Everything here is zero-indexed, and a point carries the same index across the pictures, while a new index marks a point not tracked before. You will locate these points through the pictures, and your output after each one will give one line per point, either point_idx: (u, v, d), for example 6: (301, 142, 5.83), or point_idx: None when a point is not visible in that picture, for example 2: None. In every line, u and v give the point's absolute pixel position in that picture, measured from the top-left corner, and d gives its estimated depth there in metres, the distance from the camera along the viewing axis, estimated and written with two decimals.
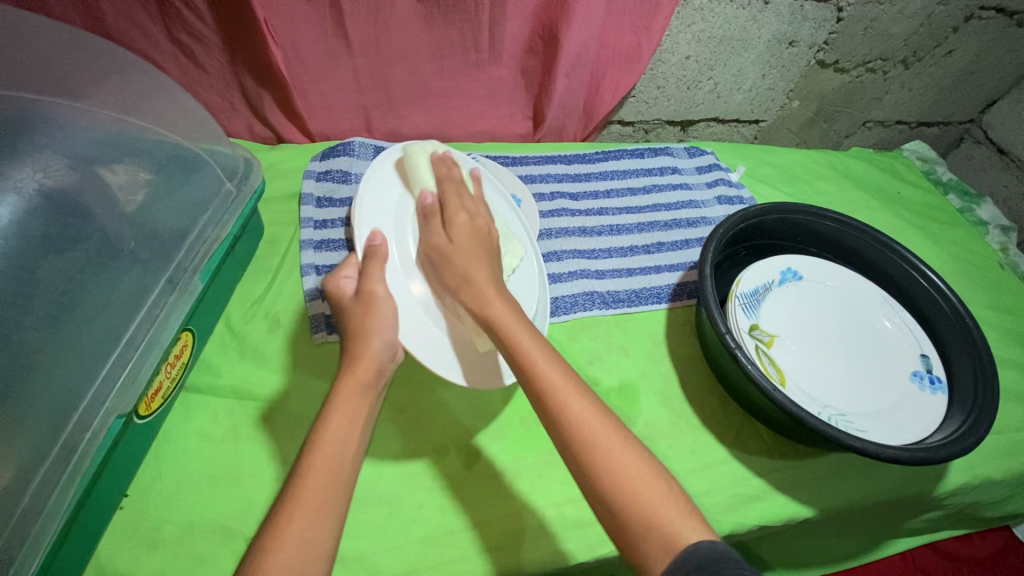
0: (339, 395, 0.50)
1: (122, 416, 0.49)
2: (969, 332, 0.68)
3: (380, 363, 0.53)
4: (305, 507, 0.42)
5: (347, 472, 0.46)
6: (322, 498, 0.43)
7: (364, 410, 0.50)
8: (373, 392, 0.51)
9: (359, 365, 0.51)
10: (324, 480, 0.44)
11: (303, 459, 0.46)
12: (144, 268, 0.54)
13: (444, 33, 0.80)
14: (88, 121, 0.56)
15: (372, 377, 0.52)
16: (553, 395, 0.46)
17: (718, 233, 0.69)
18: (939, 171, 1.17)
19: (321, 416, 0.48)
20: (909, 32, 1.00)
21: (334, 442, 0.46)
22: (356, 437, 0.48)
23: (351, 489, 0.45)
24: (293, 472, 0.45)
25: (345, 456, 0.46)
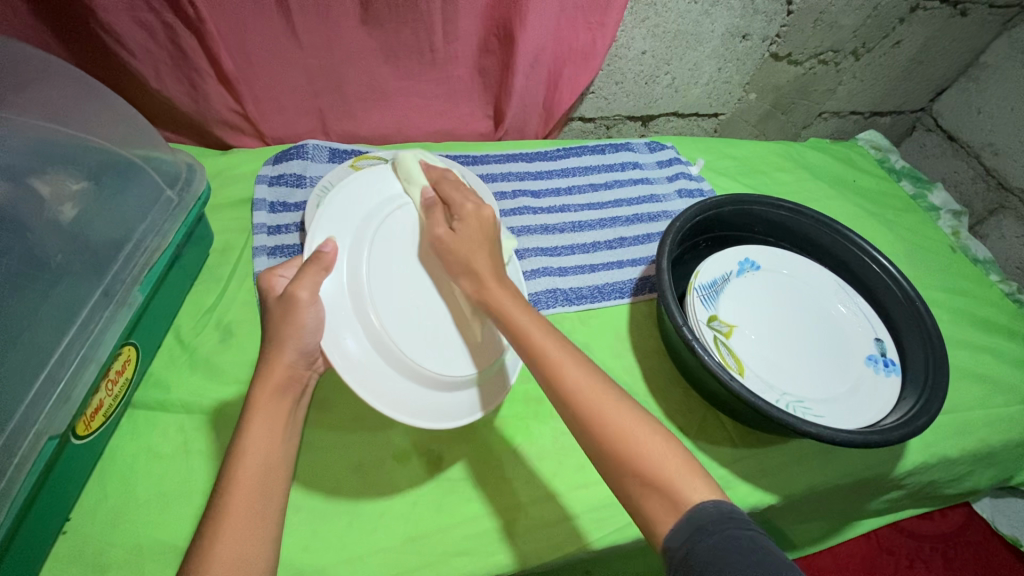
0: (256, 409, 0.48)
1: (55, 438, 0.47)
2: (920, 315, 0.70)
3: (295, 370, 0.50)
4: (234, 520, 0.43)
5: (276, 481, 0.46)
6: (255, 508, 0.44)
7: (282, 418, 0.48)
8: (291, 401, 0.49)
9: (272, 371, 0.49)
10: (251, 493, 0.44)
11: (227, 473, 0.45)
12: (77, 280, 0.52)
13: (396, 33, 0.79)
14: (7, 130, 0.53)
15: (286, 386, 0.49)
16: (530, 325, 0.51)
17: (675, 226, 0.70)
18: (893, 158, 1.19)
19: (239, 429, 0.47)
20: (857, 24, 1.02)
21: (257, 454, 0.46)
22: (280, 446, 0.47)
23: (282, 497, 0.46)
24: (220, 484, 0.45)
25: (269, 466, 0.46)
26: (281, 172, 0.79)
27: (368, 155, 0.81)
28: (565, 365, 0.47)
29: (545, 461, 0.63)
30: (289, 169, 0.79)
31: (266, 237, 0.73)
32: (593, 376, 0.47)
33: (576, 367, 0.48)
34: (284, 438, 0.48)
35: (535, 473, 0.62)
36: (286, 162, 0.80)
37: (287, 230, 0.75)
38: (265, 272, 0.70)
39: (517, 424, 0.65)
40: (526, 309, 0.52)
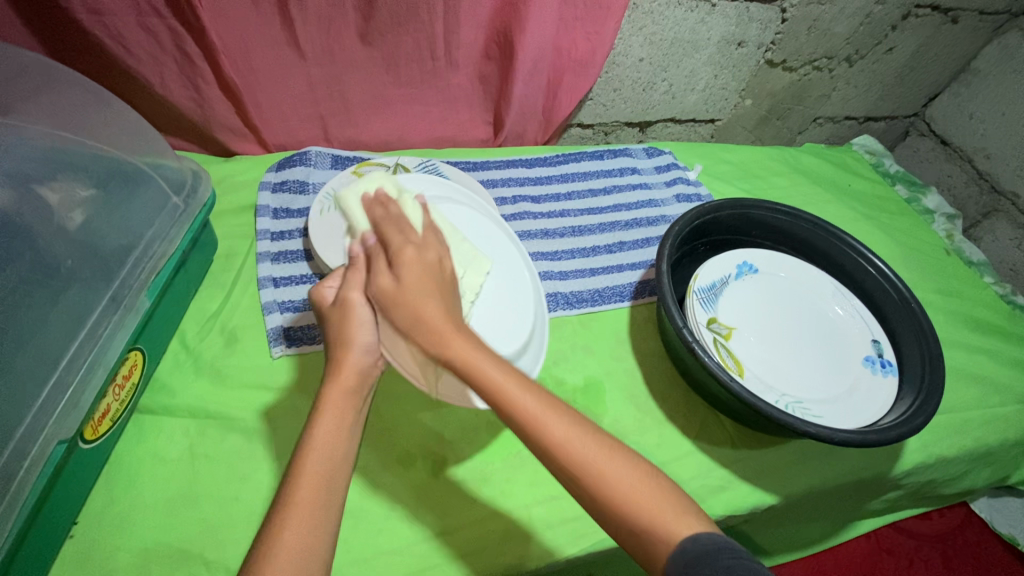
0: (326, 401, 0.47)
1: (64, 442, 0.47)
2: (916, 316, 0.71)
3: (363, 368, 0.48)
4: (300, 511, 0.42)
5: (341, 478, 0.44)
6: (322, 503, 0.43)
7: (354, 414, 0.47)
8: (360, 399, 0.48)
9: (342, 369, 0.48)
10: (317, 488, 0.43)
11: (294, 465, 0.44)
12: (85, 286, 0.53)
13: (398, 41, 0.80)
14: (20, 137, 0.54)
15: (357, 384, 0.48)
16: (472, 356, 0.44)
17: (674, 230, 0.71)
18: (887, 162, 1.21)
19: (309, 421, 0.46)
20: (850, 31, 1.04)
21: (330, 448, 0.45)
22: (345, 443, 0.46)
23: (342, 496, 0.44)
24: (291, 472, 0.44)
25: (334, 462, 0.45)
26: (285, 179, 0.80)
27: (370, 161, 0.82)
28: (531, 403, 0.44)
29: None
30: (293, 175, 0.81)
31: (269, 243, 0.74)
32: (572, 425, 0.44)
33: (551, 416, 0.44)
34: (353, 434, 0.47)
35: (538, 475, 0.63)
36: (288, 169, 0.81)
37: (290, 236, 0.75)
38: (269, 277, 0.71)
39: None
40: (476, 336, 0.46)
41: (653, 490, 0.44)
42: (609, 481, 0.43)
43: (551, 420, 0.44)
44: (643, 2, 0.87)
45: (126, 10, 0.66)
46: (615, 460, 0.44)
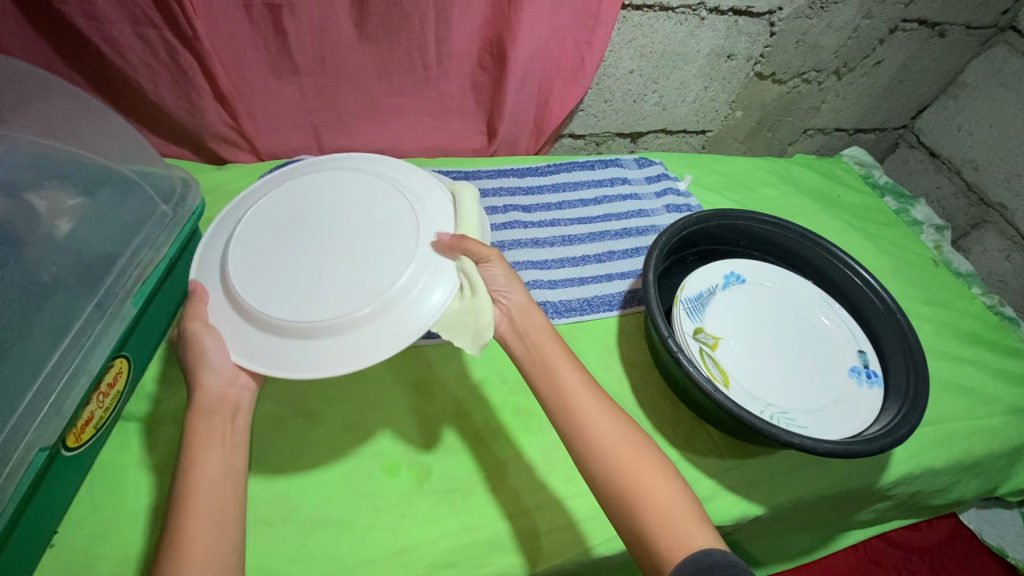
0: (192, 433, 0.49)
1: (46, 449, 0.47)
2: (901, 327, 0.71)
3: (221, 393, 0.52)
4: (195, 534, 0.44)
5: (230, 493, 0.47)
6: (213, 522, 0.45)
7: (226, 435, 0.50)
8: (226, 420, 0.51)
9: (200, 398, 0.50)
10: (207, 509, 0.45)
11: (177, 496, 0.45)
12: (70, 293, 0.53)
13: (390, 53, 0.81)
14: (9, 147, 0.55)
15: (226, 408, 0.52)
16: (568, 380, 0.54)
17: (661, 240, 0.71)
18: (876, 174, 1.22)
19: (184, 452, 0.48)
20: (838, 44, 1.05)
21: (212, 468, 0.47)
22: (224, 462, 0.48)
23: (237, 511, 0.47)
24: (172, 511, 0.45)
25: (218, 482, 0.47)
26: None
27: None
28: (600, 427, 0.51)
29: (535, 471, 0.64)
30: None
31: None
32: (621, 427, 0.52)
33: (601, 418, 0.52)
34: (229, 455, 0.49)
35: (524, 485, 0.62)
36: None
37: None
38: None
39: (508, 435, 0.66)
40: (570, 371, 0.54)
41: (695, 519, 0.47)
42: (605, 438, 0.50)
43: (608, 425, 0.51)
44: (632, 15, 0.89)
45: (121, 21, 0.67)
46: (619, 429, 0.51)
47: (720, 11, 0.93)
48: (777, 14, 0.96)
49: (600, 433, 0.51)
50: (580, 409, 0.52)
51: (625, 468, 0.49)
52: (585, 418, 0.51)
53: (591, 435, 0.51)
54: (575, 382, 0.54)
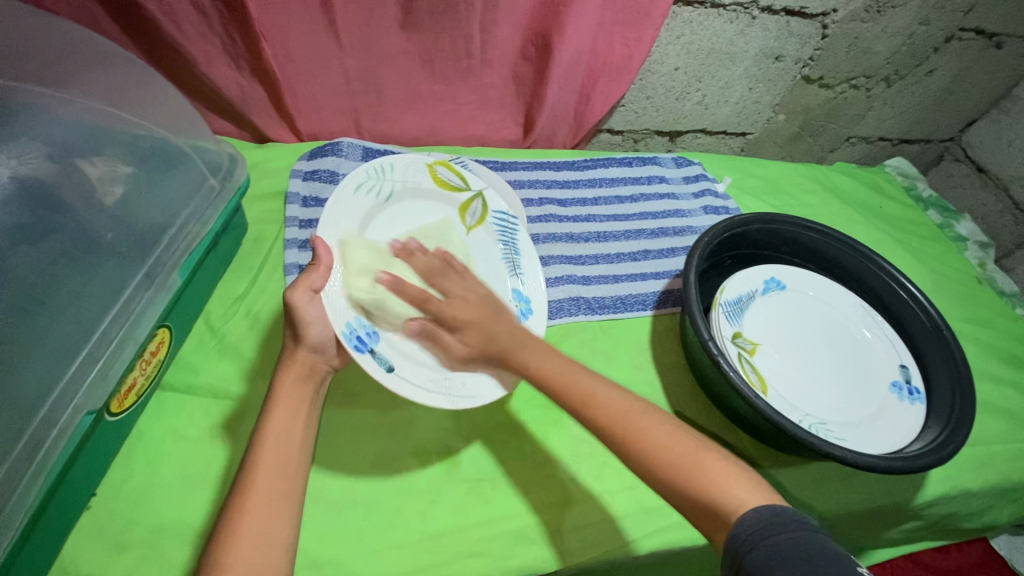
0: (276, 391, 0.51)
1: (92, 413, 0.48)
2: (946, 343, 0.69)
3: (312, 362, 0.54)
4: (256, 505, 0.45)
5: (292, 465, 0.48)
6: (273, 491, 0.46)
7: (302, 406, 0.52)
8: (312, 388, 0.53)
9: (293, 363, 0.53)
10: (270, 478, 0.46)
11: (248, 455, 0.48)
12: (120, 261, 0.53)
13: (435, 38, 0.80)
14: (69, 114, 0.55)
15: (307, 376, 0.53)
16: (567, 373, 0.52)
17: (703, 241, 0.70)
18: (920, 187, 1.18)
19: (262, 417, 0.50)
20: (891, 51, 1.03)
21: (279, 435, 0.49)
22: (299, 431, 0.50)
23: (302, 479, 0.48)
24: (242, 469, 0.47)
25: (289, 449, 0.48)
26: (316, 168, 0.81)
27: None
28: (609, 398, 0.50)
29: (565, 467, 0.63)
30: (323, 165, 0.81)
31: (297, 230, 0.75)
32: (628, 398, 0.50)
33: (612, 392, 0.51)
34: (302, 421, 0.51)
35: (554, 479, 0.62)
36: (320, 158, 0.82)
37: (318, 224, 0.76)
38: (295, 263, 0.71)
39: (538, 429, 0.66)
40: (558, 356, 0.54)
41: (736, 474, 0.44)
42: (652, 439, 0.47)
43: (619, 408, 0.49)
44: (682, 11, 0.87)
45: None
46: (662, 422, 0.48)
47: (773, 11, 0.90)
48: (830, 16, 0.94)
49: (650, 432, 0.47)
50: (610, 417, 0.49)
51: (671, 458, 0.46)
52: (630, 431, 0.48)
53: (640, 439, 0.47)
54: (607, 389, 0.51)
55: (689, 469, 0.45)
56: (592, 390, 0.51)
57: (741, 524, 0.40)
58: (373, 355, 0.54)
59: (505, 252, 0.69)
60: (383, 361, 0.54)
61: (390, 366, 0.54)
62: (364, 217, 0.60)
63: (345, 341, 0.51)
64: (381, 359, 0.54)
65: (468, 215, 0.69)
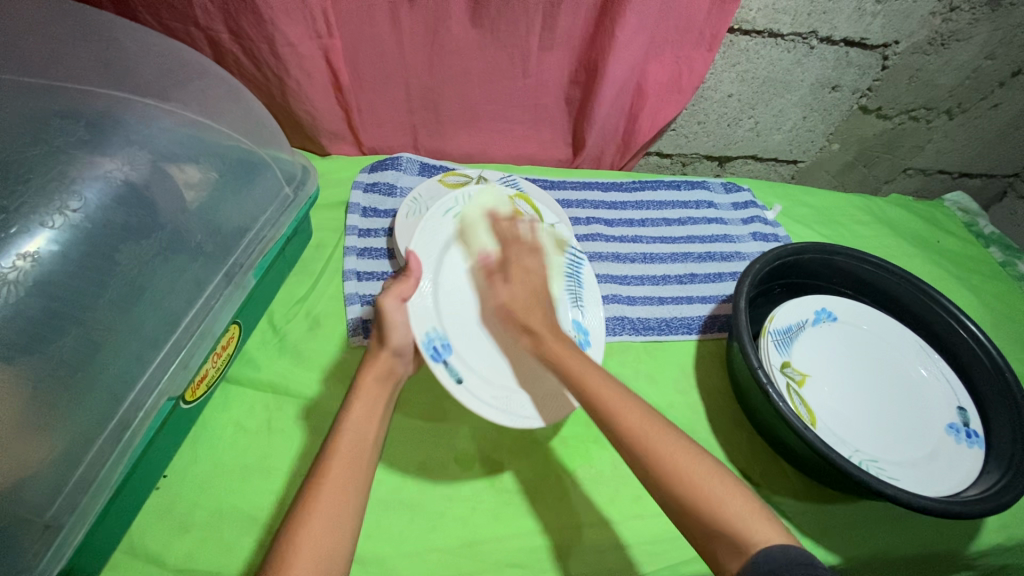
0: (363, 380, 0.55)
1: (172, 399, 0.53)
2: (1010, 387, 0.67)
3: (389, 366, 0.56)
4: (329, 491, 0.47)
5: (367, 458, 0.50)
6: (346, 480, 0.48)
7: (381, 401, 0.54)
8: (389, 387, 0.56)
9: (378, 360, 0.56)
10: (348, 468, 0.49)
11: (326, 450, 0.50)
12: (206, 260, 0.58)
13: (495, 61, 0.84)
14: (171, 122, 0.60)
15: (386, 376, 0.56)
16: (589, 380, 0.52)
17: (753, 268, 0.70)
18: (982, 223, 1.13)
19: (343, 409, 0.53)
20: (954, 84, 1.00)
21: (356, 432, 0.51)
22: (374, 429, 0.52)
23: (367, 479, 0.50)
24: (317, 464, 0.49)
25: (362, 445, 0.50)
26: (376, 180, 0.85)
27: (456, 171, 0.86)
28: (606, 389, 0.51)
29: (605, 485, 0.64)
30: (383, 178, 0.85)
31: (357, 238, 0.78)
32: (637, 407, 0.50)
33: (607, 384, 0.52)
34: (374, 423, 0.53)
35: (592, 497, 0.62)
36: (380, 171, 0.86)
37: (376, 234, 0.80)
38: (353, 271, 0.75)
39: (577, 447, 0.66)
40: (588, 362, 0.54)
41: (729, 488, 0.45)
42: (667, 459, 0.46)
43: (603, 392, 0.51)
44: (739, 39, 0.88)
45: (260, 33, 0.73)
46: (679, 442, 0.48)
47: (832, 41, 0.90)
48: (892, 47, 0.93)
49: (663, 452, 0.47)
50: (604, 407, 0.50)
51: (684, 480, 0.45)
52: (599, 407, 0.50)
53: (652, 455, 0.47)
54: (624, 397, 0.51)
55: (685, 488, 0.45)
56: (615, 401, 0.50)
57: (763, 554, 0.40)
58: (445, 366, 0.58)
59: (570, 285, 0.70)
60: (454, 373, 0.58)
61: (460, 379, 0.58)
62: (444, 240, 0.64)
63: (421, 348, 0.56)
64: (453, 370, 0.58)
65: (531, 240, 0.70)
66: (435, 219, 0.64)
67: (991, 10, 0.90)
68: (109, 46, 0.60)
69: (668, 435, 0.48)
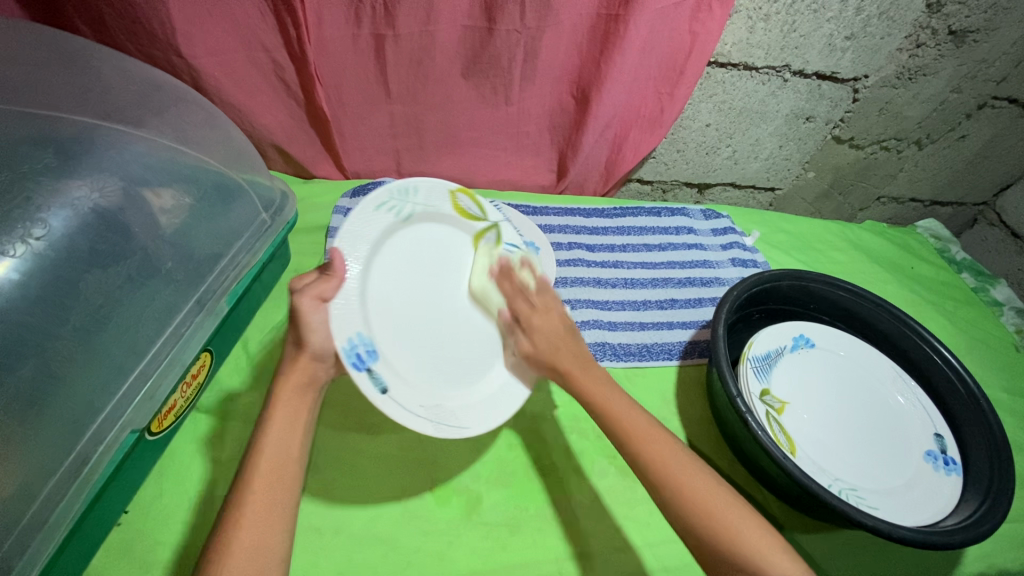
0: (277, 397, 0.51)
1: (135, 432, 0.51)
2: (985, 415, 0.67)
3: (311, 371, 0.53)
4: (256, 509, 0.46)
5: (290, 479, 0.49)
6: (269, 501, 0.47)
7: (303, 413, 0.52)
8: (311, 398, 0.53)
9: (294, 368, 0.52)
10: (269, 485, 0.47)
11: (245, 467, 0.48)
12: (176, 288, 0.57)
13: (478, 88, 0.85)
14: (146, 147, 0.60)
15: (305, 384, 0.53)
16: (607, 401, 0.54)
17: (732, 294, 0.71)
18: (953, 249, 1.16)
19: (260, 425, 0.50)
20: (922, 116, 1.04)
21: (277, 447, 0.49)
22: (297, 440, 0.51)
23: (294, 493, 0.49)
24: (236, 482, 0.48)
25: (286, 459, 0.49)
26: None
27: None
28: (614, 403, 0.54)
29: (583, 519, 0.62)
30: None
31: None
32: (651, 427, 0.53)
33: (631, 411, 0.54)
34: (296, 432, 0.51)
35: (571, 529, 0.61)
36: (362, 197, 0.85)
37: None
38: None
39: (557, 476, 0.65)
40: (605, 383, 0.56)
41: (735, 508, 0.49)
42: (687, 487, 0.49)
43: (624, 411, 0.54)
44: (716, 71, 0.91)
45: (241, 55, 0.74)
46: (698, 473, 0.51)
47: (805, 74, 0.93)
48: (861, 81, 0.97)
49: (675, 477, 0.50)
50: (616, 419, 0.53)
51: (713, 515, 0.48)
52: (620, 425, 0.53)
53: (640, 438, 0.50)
54: (634, 409, 0.55)
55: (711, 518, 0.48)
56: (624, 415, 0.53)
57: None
58: (370, 375, 0.52)
59: None
60: (378, 383, 0.52)
61: (384, 389, 0.52)
62: (385, 236, 0.57)
63: (342, 356, 0.50)
64: (378, 380, 0.52)
65: (483, 243, 0.64)
66: (381, 211, 0.57)
67: (955, 47, 0.94)
68: (81, 70, 0.60)
69: (682, 458, 0.51)
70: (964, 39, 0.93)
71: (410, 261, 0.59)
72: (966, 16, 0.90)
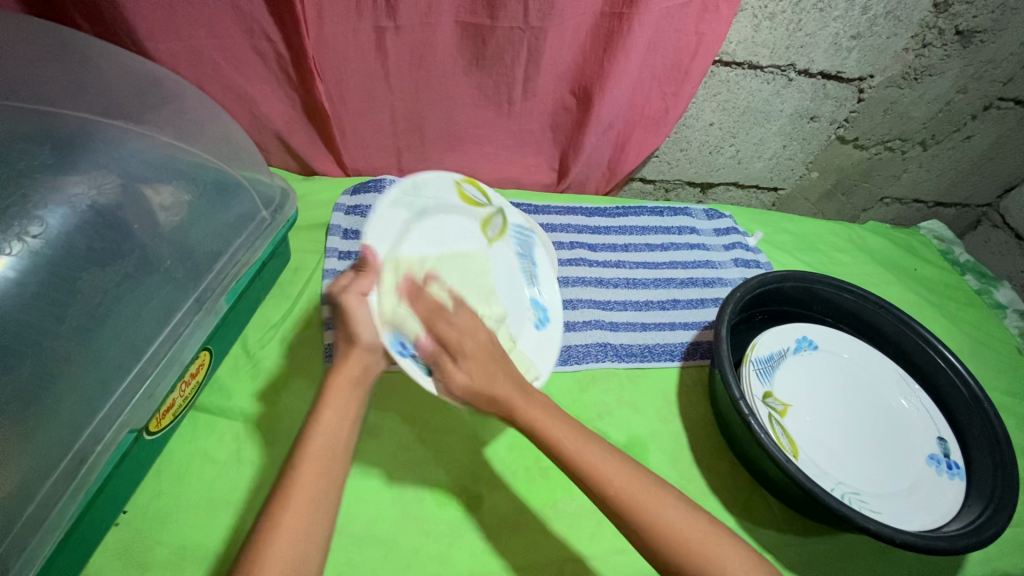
0: (332, 386, 0.51)
1: (133, 432, 0.50)
2: (989, 419, 0.67)
3: (366, 363, 0.52)
4: (300, 503, 0.44)
5: (338, 469, 0.47)
6: (317, 492, 0.45)
7: (355, 404, 0.51)
8: (362, 390, 0.52)
9: (348, 362, 0.52)
10: (316, 474, 0.46)
11: (297, 448, 0.48)
12: (175, 286, 0.56)
13: (480, 85, 0.84)
14: (145, 144, 0.60)
15: (359, 376, 0.52)
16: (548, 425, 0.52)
17: (735, 295, 0.70)
18: (957, 251, 1.15)
19: (312, 414, 0.49)
20: (927, 116, 1.03)
21: (332, 430, 0.49)
22: (348, 429, 0.50)
23: (337, 478, 0.48)
24: (284, 472, 0.46)
25: (338, 446, 0.48)
26: (359, 203, 0.83)
27: None
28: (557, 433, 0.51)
29: (585, 520, 0.62)
30: (365, 201, 0.84)
31: (336, 261, 0.77)
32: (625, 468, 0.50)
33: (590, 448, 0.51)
34: (346, 423, 0.50)
35: (573, 530, 0.61)
36: (363, 194, 0.84)
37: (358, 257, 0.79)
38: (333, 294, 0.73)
39: (558, 477, 0.65)
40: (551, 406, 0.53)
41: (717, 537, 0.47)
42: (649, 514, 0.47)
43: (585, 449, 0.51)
44: (720, 70, 0.90)
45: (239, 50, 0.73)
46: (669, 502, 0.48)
47: (809, 74, 0.93)
48: (867, 81, 0.96)
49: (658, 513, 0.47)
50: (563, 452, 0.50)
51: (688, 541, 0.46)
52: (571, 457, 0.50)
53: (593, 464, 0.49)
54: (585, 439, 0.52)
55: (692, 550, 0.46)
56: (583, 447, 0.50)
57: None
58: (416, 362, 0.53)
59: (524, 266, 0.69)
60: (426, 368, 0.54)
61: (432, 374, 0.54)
62: (406, 229, 0.58)
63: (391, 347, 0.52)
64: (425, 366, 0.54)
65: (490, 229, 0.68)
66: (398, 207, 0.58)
67: (961, 47, 0.93)
68: (80, 65, 0.59)
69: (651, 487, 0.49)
70: (971, 39, 0.92)
71: (435, 246, 0.61)
72: (974, 16, 0.89)
